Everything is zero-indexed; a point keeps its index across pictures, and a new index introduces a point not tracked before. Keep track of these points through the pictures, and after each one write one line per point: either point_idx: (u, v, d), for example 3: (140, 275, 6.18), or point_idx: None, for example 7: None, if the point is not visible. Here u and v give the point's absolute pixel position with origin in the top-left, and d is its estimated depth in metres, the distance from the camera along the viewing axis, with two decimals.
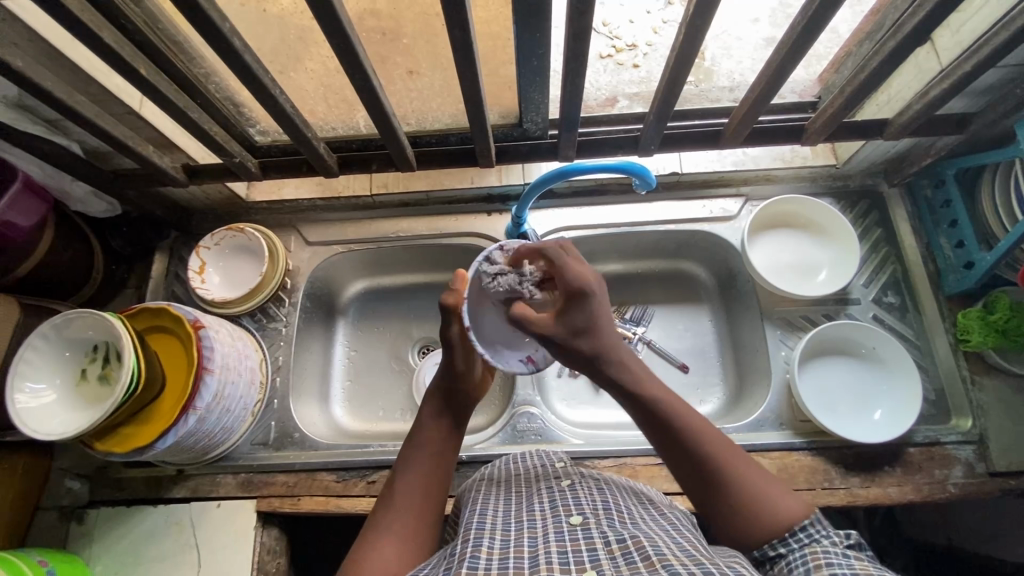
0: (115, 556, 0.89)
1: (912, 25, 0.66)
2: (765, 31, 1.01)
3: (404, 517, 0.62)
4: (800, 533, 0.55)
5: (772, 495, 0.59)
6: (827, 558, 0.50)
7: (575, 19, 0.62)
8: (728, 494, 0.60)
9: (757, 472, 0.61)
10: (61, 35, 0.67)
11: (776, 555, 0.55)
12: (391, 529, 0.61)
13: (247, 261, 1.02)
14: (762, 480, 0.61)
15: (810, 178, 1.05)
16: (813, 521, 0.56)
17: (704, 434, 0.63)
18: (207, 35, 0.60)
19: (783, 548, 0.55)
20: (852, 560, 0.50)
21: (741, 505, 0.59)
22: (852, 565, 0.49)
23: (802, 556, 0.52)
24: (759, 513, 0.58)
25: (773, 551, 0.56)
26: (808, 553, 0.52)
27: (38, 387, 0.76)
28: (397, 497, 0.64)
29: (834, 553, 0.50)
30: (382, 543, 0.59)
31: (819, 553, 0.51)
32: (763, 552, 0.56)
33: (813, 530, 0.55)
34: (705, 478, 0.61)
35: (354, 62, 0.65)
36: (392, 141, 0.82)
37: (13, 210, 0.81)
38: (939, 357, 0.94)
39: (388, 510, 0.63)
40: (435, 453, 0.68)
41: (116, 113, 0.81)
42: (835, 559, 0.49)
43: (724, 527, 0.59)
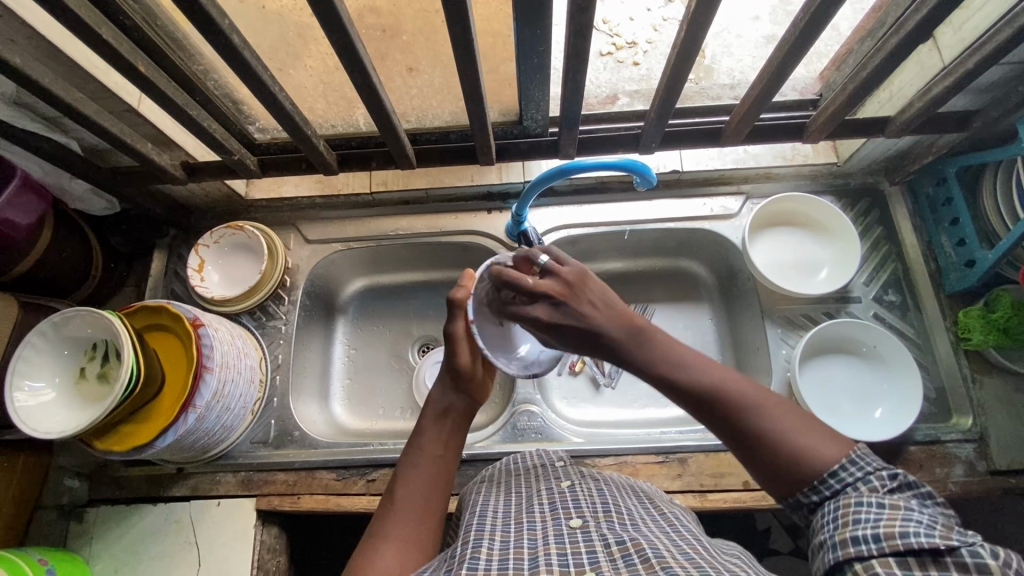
0: (115, 555, 0.89)
1: (915, 22, 0.65)
2: (766, 29, 1.01)
3: (407, 520, 0.62)
4: (833, 479, 0.49)
5: (812, 439, 0.51)
6: (857, 512, 0.46)
7: (576, 16, 0.61)
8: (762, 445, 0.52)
9: (792, 414, 0.53)
10: (59, 32, 0.67)
11: (813, 502, 0.50)
12: (393, 533, 0.60)
13: (247, 260, 1.02)
14: (802, 423, 0.52)
15: (811, 176, 1.04)
16: (850, 461, 0.49)
17: (729, 386, 0.54)
18: (206, 31, 0.60)
19: (817, 496, 0.50)
20: (886, 511, 0.45)
21: (778, 454, 0.51)
22: (882, 520, 0.44)
23: (832, 510, 0.48)
24: (798, 461, 0.50)
25: (808, 499, 0.50)
26: (839, 506, 0.47)
27: (36, 386, 0.75)
28: (401, 500, 0.63)
29: (866, 506, 0.46)
30: (385, 546, 0.59)
31: (848, 505, 0.47)
32: (800, 502, 0.51)
33: (848, 474, 0.49)
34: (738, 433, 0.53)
35: (354, 60, 0.65)
36: (391, 139, 0.82)
37: (11, 208, 0.81)
38: (940, 356, 0.94)
39: (392, 512, 0.62)
40: (440, 456, 0.67)
41: (115, 110, 0.81)
42: (864, 513, 0.45)
43: (766, 479, 0.52)
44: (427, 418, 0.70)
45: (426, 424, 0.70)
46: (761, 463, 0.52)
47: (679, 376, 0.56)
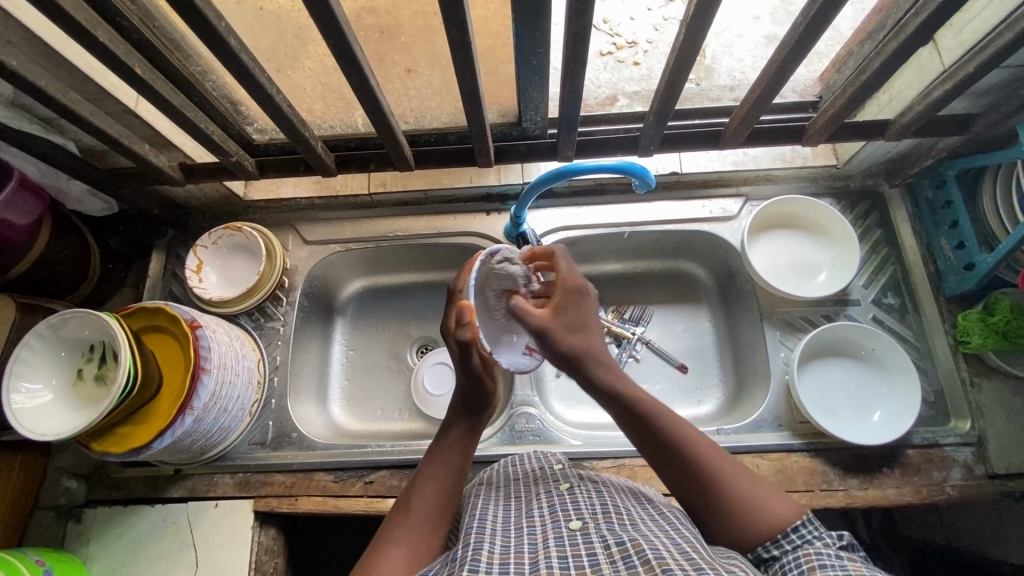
0: (113, 556, 0.89)
1: (916, 26, 0.65)
2: (767, 29, 1.01)
3: (416, 527, 0.62)
4: (794, 534, 0.55)
5: (764, 499, 0.59)
6: (820, 560, 0.50)
7: (575, 19, 0.61)
8: (718, 500, 0.59)
9: (745, 475, 0.61)
10: (56, 33, 0.66)
11: (773, 555, 0.56)
12: (401, 538, 0.60)
13: (245, 261, 1.02)
14: (753, 483, 0.60)
15: (811, 178, 1.04)
16: (804, 522, 0.56)
17: (692, 442, 0.62)
18: (204, 34, 0.60)
19: (777, 549, 0.56)
20: (845, 561, 0.50)
21: (733, 510, 0.59)
22: (844, 566, 0.49)
23: (795, 558, 0.52)
24: (752, 517, 0.58)
25: (767, 553, 0.56)
26: (801, 555, 0.52)
27: (34, 387, 0.75)
28: (413, 506, 0.63)
29: (827, 555, 0.51)
30: (392, 550, 0.59)
31: (811, 555, 0.51)
32: (756, 555, 0.57)
33: (807, 531, 0.55)
34: (697, 488, 0.60)
35: (352, 63, 0.65)
36: (390, 140, 0.82)
37: (9, 209, 0.80)
38: (939, 359, 0.94)
39: (403, 518, 0.63)
40: (455, 467, 0.67)
41: (113, 111, 0.81)
42: (828, 560, 0.50)
43: (719, 532, 0.59)
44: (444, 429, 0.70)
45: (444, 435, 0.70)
46: (718, 517, 0.59)
47: (652, 424, 0.62)
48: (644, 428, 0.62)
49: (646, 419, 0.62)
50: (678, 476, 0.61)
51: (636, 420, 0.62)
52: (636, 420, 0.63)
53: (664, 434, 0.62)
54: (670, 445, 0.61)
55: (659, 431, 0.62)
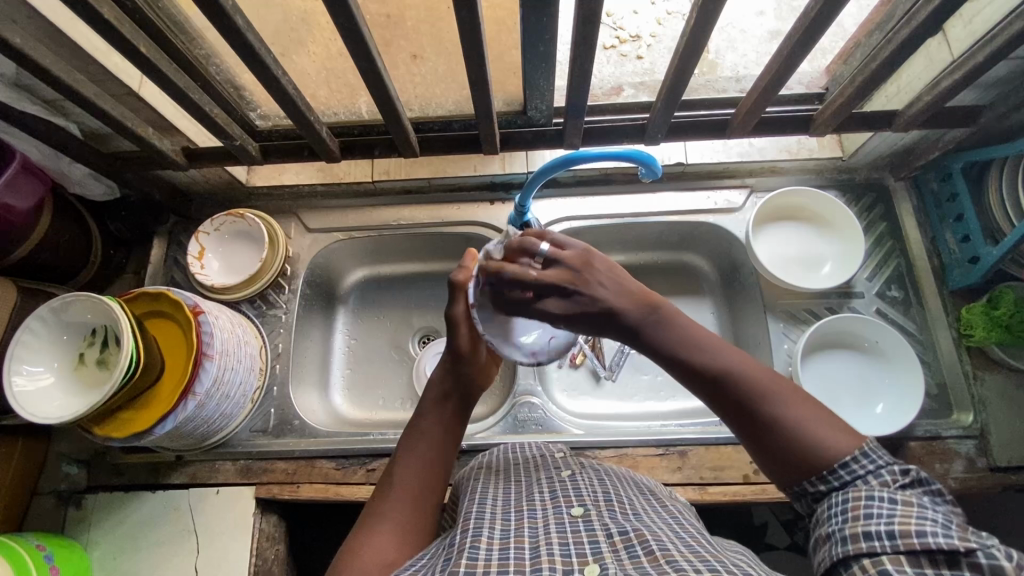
0: (113, 542, 0.89)
1: (927, 13, 0.65)
2: (772, 24, 1.00)
3: (405, 496, 0.62)
4: (842, 470, 0.50)
5: (821, 428, 0.52)
6: (868, 506, 0.46)
7: (586, 2, 0.60)
8: (771, 431, 0.53)
9: (802, 403, 0.54)
10: (59, 12, 0.66)
11: (821, 491, 0.51)
12: (389, 509, 0.61)
13: (247, 249, 1.01)
14: (811, 412, 0.53)
15: (816, 170, 1.04)
16: (861, 454, 0.50)
17: (744, 371, 0.55)
18: (210, 12, 0.59)
19: (825, 485, 0.50)
20: (898, 506, 0.45)
21: (788, 442, 0.52)
22: (894, 515, 0.45)
23: (842, 502, 0.48)
24: (807, 449, 0.51)
25: (815, 488, 0.51)
26: (850, 498, 0.48)
27: (36, 370, 0.75)
28: (399, 476, 0.64)
29: (878, 500, 0.46)
30: (383, 521, 0.60)
31: (860, 498, 0.47)
32: (806, 489, 0.52)
33: (859, 466, 0.49)
34: (749, 424, 0.54)
35: (359, 44, 0.64)
36: (395, 126, 0.81)
37: (9, 191, 0.80)
38: (942, 352, 0.94)
39: (390, 488, 0.63)
40: (437, 431, 0.67)
41: (115, 94, 0.80)
42: (877, 506, 0.46)
43: (774, 467, 0.53)
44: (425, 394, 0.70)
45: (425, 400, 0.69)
46: (772, 451, 0.53)
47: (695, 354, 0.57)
48: (683, 359, 0.57)
49: (685, 353, 0.57)
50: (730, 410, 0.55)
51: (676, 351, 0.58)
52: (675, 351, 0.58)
53: (709, 366, 0.56)
54: (717, 374, 0.56)
55: (704, 363, 0.56)
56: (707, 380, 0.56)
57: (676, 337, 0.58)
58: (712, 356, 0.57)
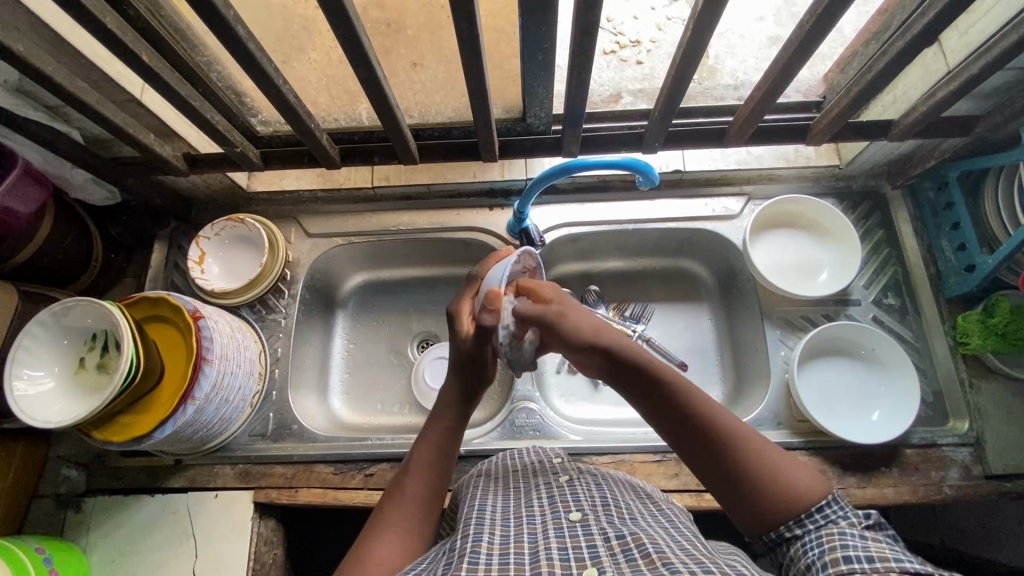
0: (112, 545, 0.89)
1: (922, 25, 0.65)
2: (771, 30, 1.01)
3: (409, 516, 0.62)
4: (817, 514, 0.54)
5: (790, 472, 0.57)
6: (841, 539, 0.51)
7: (584, 13, 0.61)
8: (749, 481, 0.57)
9: (770, 448, 0.59)
10: (62, 20, 0.66)
11: (796, 534, 0.55)
12: (394, 527, 0.61)
13: (246, 253, 1.02)
14: (777, 456, 0.59)
15: (814, 178, 1.04)
16: (828, 501, 0.55)
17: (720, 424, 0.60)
18: (211, 22, 0.60)
19: (800, 529, 0.54)
20: (868, 541, 0.50)
21: (765, 491, 0.57)
22: (867, 547, 0.49)
23: (817, 538, 0.52)
24: (782, 494, 0.56)
25: (789, 532, 0.55)
26: (824, 535, 0.52)
27: (36, 374, 0.75)
28: (406, 496, 0.63)
29: (850, 535, 0.51)
30: (386, 538, 0.59)
31: (834, 534, 0.51)
32: (781, 535, 0.55)
33: (831, 511, 0.54)
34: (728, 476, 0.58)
35: (358, 53, 0.64)
36: (395, 133, 0.82)
37: (11, 197, 0.80)
38: (938, 360, 0.94)
39: (395, 506, 0.63)
40: (445, 453, 0.67)
41: (117, 100, 0.81)
42: (851, 540, 0.50)
43: (746, 514, 0.57)
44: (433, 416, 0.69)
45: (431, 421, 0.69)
46: (750, 501, 0.57)
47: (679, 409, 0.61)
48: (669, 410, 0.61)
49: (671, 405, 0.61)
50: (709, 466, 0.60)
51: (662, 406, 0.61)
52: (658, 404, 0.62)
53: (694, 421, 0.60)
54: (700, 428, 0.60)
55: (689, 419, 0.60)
56: (687, 431, 0.60)
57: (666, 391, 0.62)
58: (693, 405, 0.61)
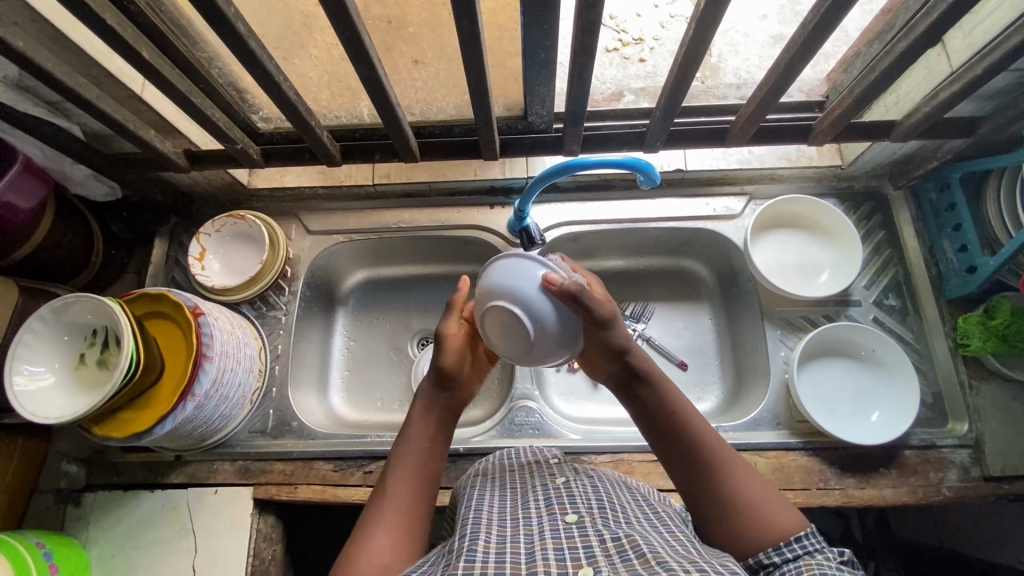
0: (112, 541, 0.90)
1: (926, 25, 0.65)
2: (774, 29, 1.01)
3: (399, 507, 0.62)
4: (796, 543, 0.56)
5: (770, 506, 0.60)
6: (821, 570, 0.51)
7: (585, 12, 0.61)
8: (728, 505, 0.61)
9: (757, 485, 0.62)
10: (62, 15, 0.66)
11: (774, 563, 0.56)
12: (384, 519, 0.61)
13: (247, 249, 1.02)
14: (763, 493, 0.61)
15: (816, 178, 1.04)
16: (807, 534, 0.57)
17: (713, 448, 0.64)
18: (211, 19, 0.59)
19: (778, 557, 0.56)
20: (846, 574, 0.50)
21: (738, 515, 0.60)
22: None
23: (795, 568, 0.52)
24: (753, 523, 0.59)
25: (769, 559, 0.56)
26: (802, 565, 0.52)
27: (37, 369, 0.75)
28: (394, 489, 0.63)
29: (829, 567, 0.51)
30: (378, 531, 0.59)
31: (813, 565, 0.52)
32: (759, 561, 0.57)
33: (809, 543, 0.56)
34: (704, 493, 0.62)
35: (359, 51, 0.64)
36: (396, 131, 0.82)
37: (11, 192, 0.80)
38: (938, 361, 0.94)
39: (384, 500, 0.63)
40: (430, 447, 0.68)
41: (118, 96, 0.81)
42: (830, 570, 0.50)
43: (724, 536, 0.60)
44: (417, 414, 0.70)
45: (414, 417, 0.70)
46: (718, 520, 0.61)
47: (675, 423, 0.66)
48: (665, 425, 0.67)
49: (668, 420, 0.67)
50: (690, 480, 0.64)
51: (658, 418, 0.67)
52: (654, 416, 0.68)
53: (688, 437, 0.65)
54: (690, 444, 0.65)
55: (683, 434, 0.66)
56: (682, 449, 0.65)
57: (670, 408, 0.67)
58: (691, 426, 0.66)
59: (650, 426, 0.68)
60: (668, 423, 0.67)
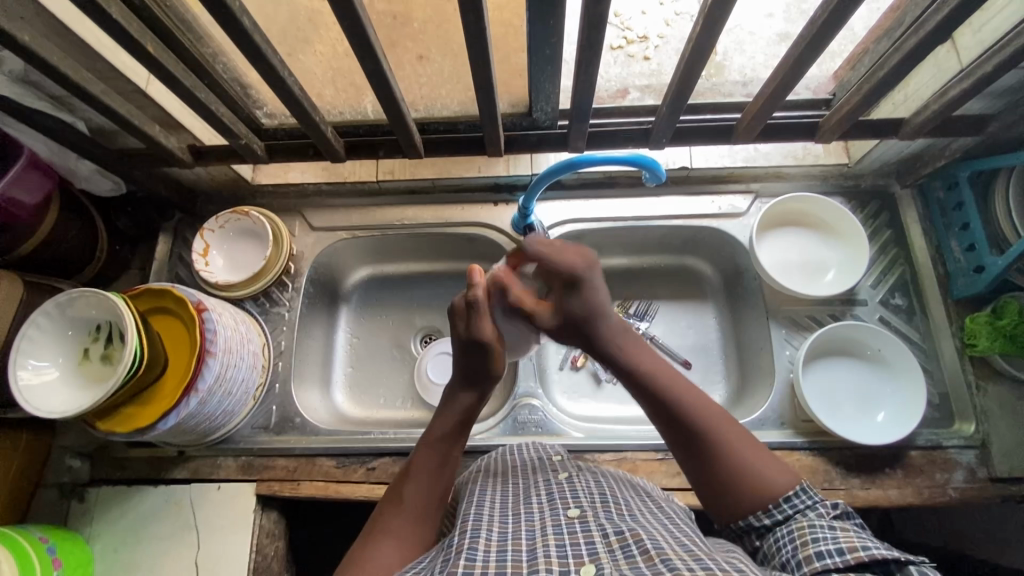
0: (115, 535, 0.90)
1: (936, 22, 0.64)
2: (780, 27, 0.98)
3: (407, 520, 0.62)
4: (785, 504, 0.58)
5: (767, 468, 0.61)
6: (812, 534, 0.52)
7: (591, 7, 0.60)
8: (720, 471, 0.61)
9: (752, 446, 0.63)
10: (67, 10, 0.66)
11: (765, 525, 0.58)
12: (391, 531, 0.60)
13: (250, 245, 1.01)
14: (758, 455, 0.62)
15: (822, 177, 1.03)
16: (797, 491, 0.58)
17: (705, 413, 0.64)
18: (215, 12, 0.59)
19: (769, 520, 0.58)
20: (836, 532, 0.52)
21: (740, 479, 0.60)
22: (835, 537, 0.51)
23: (789, 533, 0.55)
24: (749, 487, 0.60)
25: (759, 523, 0.59)
26: (795, 529, 0.54)
27: (41, 364, 0.75)
28: (404, 502, 0.63)
29: (820, 527, 0.53)
30: (383, 544, 0.59)
31: (805, 528, 0.53)
32: (749, 524, 0.59)
33: (799, 501, 0.58)
34: (704, 461, 0.62)
35: (364, 45, 0.64)
36: (400, 126, 0.82)
37: (17, 187, 0.80)
38: (945, 361, 0.94)
39: (394, 511, 0.63)
40: (447, 458, 0.67)
41: (123, 91, 0.81)
42: (820, 532, 0.52)
43: (722, 502, 0.61)
44: (438, 420, 0.69)
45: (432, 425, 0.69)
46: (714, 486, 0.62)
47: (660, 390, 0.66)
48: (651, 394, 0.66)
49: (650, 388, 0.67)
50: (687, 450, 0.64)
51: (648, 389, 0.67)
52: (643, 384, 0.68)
53: (679, 407, 0.65)
54: (682, 412, 0.64)
55: (673, 405, 0.65)
56: (670, 416, 0.65)
57: (652, 375, 0.67)
58: (681, 394, 0.66)
59: (641, 396, 0.68)
60: (657, 392, 0.66)
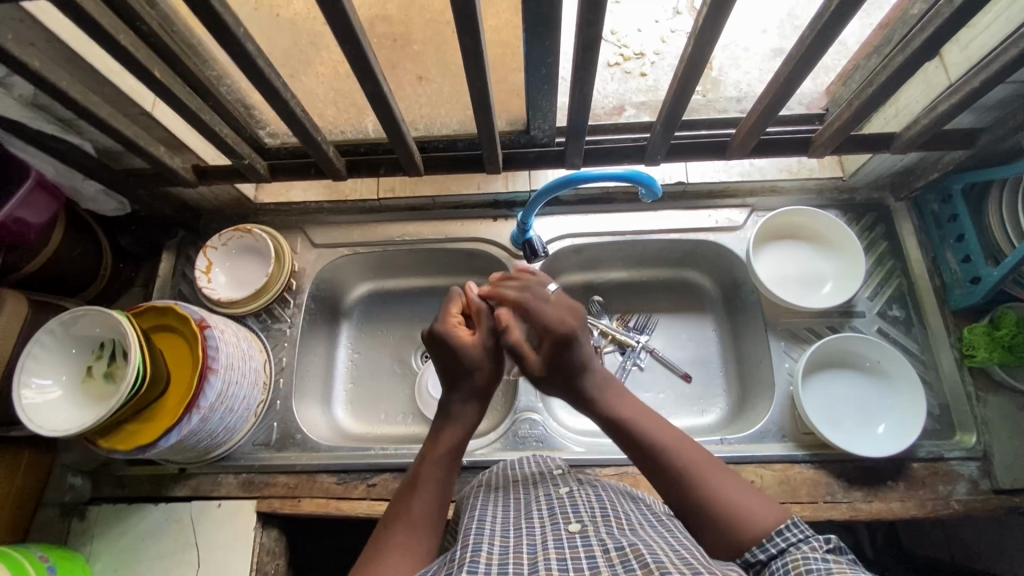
0: (115, 555, 0.90)
1: (921, 40, 0.66)
2: (774, 42, 1.00)
3: (414, 530, 0.60)
4: (778, 537, 0.57)
5: (749, 503, 0.61)
6: (806, 564, 0.51)
7: (585, 29, 0.62)
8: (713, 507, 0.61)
9: (732, 482, 0.63)
10: (76, 36, 0.68)
11: (761, 560, 0.57)
12: (401, 543, 0.59)
13: (252, 263, 1.03)
14: (738, 490, 0.62)
15: (817, 190, 1.05)
16: (789, 525, 0.58)
17: (684, 450, 0.66)
18: (221, 39, 0.61)
19: (763, 554, 0.57)
20: (829, 563, 0.51)
21: (716, 514, 0.60)
22: (828, 567, 0.50)
23: (783, 564, 0.53)
24: (739, 520, 0.59)
25: (755, 557, 0.57)
26: (789, 560, 0.53)
27: (44, 382, 0.76)
28: (413, 513, 0.62)
29: (813, 558, 0.51)
30: (392, 556, 0.57)
31: (799, 559, 0.52)
32: (745, 560, 0.58)
33: (791, 534, 0.57)
34: (686, 497, 0.63)
35: (364, 67, 0.66)
36: (400, 145, 0.83)
37: (24, 208, 0.81)
38: (944, 372, 0.94)
39: (402, 524, 0.61)
40: (451, 472, 0.68)
41: (129, 113, 0.82)
42: (813, 562, 0.51)
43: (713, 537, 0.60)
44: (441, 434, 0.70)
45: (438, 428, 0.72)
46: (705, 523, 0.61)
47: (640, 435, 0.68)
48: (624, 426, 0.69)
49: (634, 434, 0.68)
50: (669, 486, 0.64)
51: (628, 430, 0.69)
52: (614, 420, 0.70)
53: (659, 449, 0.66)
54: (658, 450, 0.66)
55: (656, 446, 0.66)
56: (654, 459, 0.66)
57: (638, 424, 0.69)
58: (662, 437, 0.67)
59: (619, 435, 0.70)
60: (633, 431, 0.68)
